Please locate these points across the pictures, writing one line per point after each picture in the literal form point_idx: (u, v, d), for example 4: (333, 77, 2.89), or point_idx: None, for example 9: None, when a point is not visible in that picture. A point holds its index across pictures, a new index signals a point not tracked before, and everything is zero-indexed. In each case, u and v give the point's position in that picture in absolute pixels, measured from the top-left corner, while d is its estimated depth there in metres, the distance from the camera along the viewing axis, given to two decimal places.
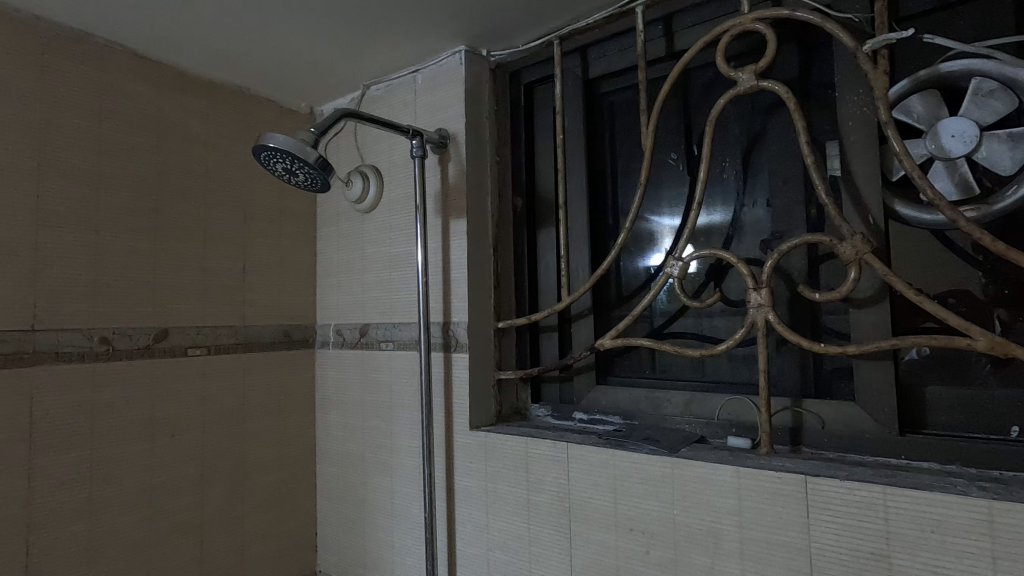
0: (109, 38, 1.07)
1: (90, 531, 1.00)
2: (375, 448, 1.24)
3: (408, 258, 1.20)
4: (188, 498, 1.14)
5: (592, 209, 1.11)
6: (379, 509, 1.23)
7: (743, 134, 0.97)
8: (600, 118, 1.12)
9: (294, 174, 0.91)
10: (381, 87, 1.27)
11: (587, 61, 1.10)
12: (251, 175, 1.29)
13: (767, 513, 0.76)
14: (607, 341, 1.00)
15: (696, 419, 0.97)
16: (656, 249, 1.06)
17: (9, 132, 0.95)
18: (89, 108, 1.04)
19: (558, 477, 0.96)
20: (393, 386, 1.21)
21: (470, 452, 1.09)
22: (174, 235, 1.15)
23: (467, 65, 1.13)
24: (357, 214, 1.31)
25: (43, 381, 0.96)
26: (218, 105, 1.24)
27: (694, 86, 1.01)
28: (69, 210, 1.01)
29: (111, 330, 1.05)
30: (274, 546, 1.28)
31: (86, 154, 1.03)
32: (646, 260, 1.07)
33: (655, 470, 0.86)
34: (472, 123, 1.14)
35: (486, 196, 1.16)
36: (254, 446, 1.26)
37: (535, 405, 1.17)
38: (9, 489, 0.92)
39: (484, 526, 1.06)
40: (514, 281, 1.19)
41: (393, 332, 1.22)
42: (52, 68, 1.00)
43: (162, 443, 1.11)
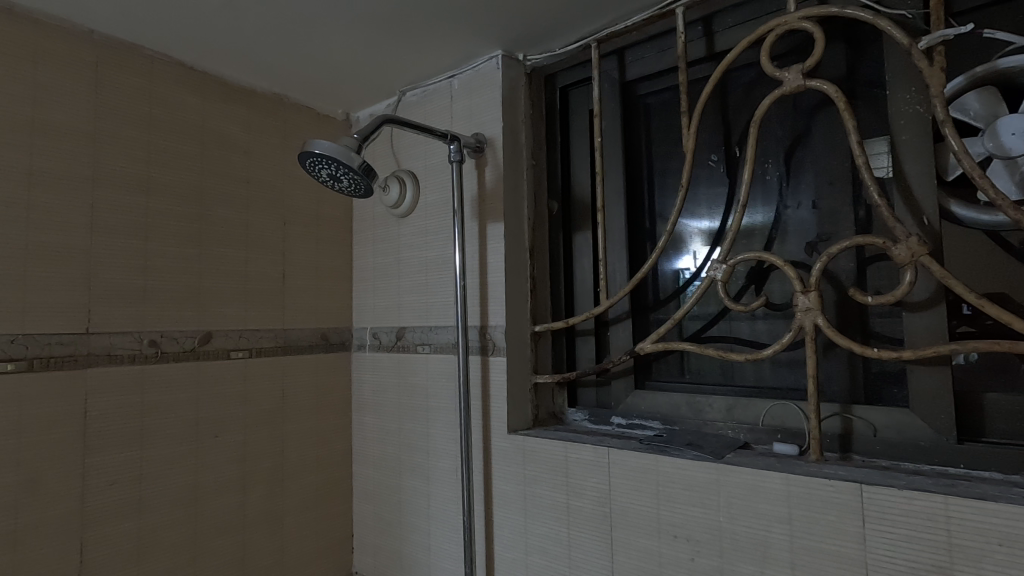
0: (157, 50, 1.10)
1: (139, 529, 1.03)
2: (411, 451, 1.25)
3: (445, 262, 1.21)
4: (231, 498, 1.16)
5: (630, 212, 1.10)
6: (415, 511, 1.24)
7: (786, 134, 0.95)
8: (637, 120, 1.11)
9: (338, 179, 0.93)
10: (417, 93, 1.29)
11: (624, 64, 1.09)
12: (290, 181, 1.31)
13: (820, 522, 0.74)
14: (648, 345, 1.00)
15: (740, 425, 0.95)
16: (684, 253, 1.05)
17: (66, 142, 0.98)
18: (140, 118, 1.08)
19: (599, 482, 0.95)
20: (430, 389, 1.22)
21: (508, 456, 1.09)
22: (218, 240, 1.18)
23: (504, 69, 1.14)
24: (393, 218, 1.32)
25: (96, 382, 0.99)
26: (259, 113, 1.26)
27: (735, 86, 1.00)
28: (121, 217, 1.04)
29: (159, 333, 1.08)
30: (312, 547, 1.30)
31: (136, 162, 1.07)
32: (674, 263, 1.07)
33: (700, 476, 0.84)
34: (509, 127, 1.14)
35: (522, 199, 1.16)
36: (293, 447, 1.28)
37: (572, 409, 1.17)
38: (65, 487, 0.95)
39: (523, 531, 1.06)
40: (550, 285, 1.19)
41: (429, 335, 1.23)
42: (105, 80, 1.04)
43: (207, 443, 1.13)
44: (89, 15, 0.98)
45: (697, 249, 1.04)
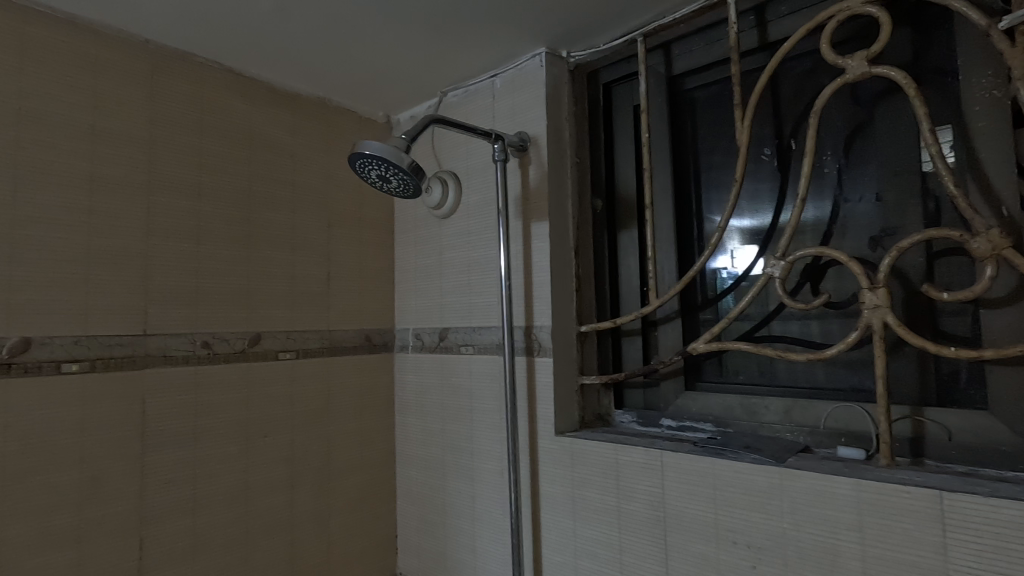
0: (208, 58, 1.13)
1: (193, 527, 1.05)
2: (456, 452, 1.24)
3: (488, 262, 1.20)
4: (279, 497, 1.18)
5: (678, 210, 1.08)
6: (460, 513, 1.23)
7: (845, 125, 0.91)
8: (684, 115, 1.09)
9: (387, 180, 0.93)
10: (459, 93, 1.28)
11: (670, 58, 1.07)
12: (333, 184, 1.33)
13: (895, 530, 0.70)
14: (701, 345, 0.96)
15: (799, 428, 0.91)
16: (722, 250, 1.03)
17: (123, 149, 1.01)
18: (192, 124, 1.10)
19: (651, 485, 0.93)
20: (473, 390, 1.21)
21: (555, 458, 1.07)
22: (266, 243, 1.19)
23: (548, 67, 1.13)
24: (436, 219, 1.32)
25: (153, 383, 1.02)
26: (304, 117, 1.28)
27: (789, 77, 0.96)
28: (175, 221, 1.06)
29: (211, 334, 1.10)
30: (357, 547, 1.31)
31: (189, 168, 1.09)
32: (711, 262, 1.05)
33: (761, 480, 0.81)
34: (553, 125, 1.13)
35: (566, 198, 1.14)
36: (339, 447, 1.29)
37: (619, 411, 1.14)
38: (124, 485, 0.98)
39: (571, 534, 1.04)
40: (595, 285, 1.17)
41: (472, 336, 1.22)
42: (160, 87, 1.06)
43: (256, 444, 1.15)
44: (144, 24, 1.00)
45: (735, 246, 1.01)
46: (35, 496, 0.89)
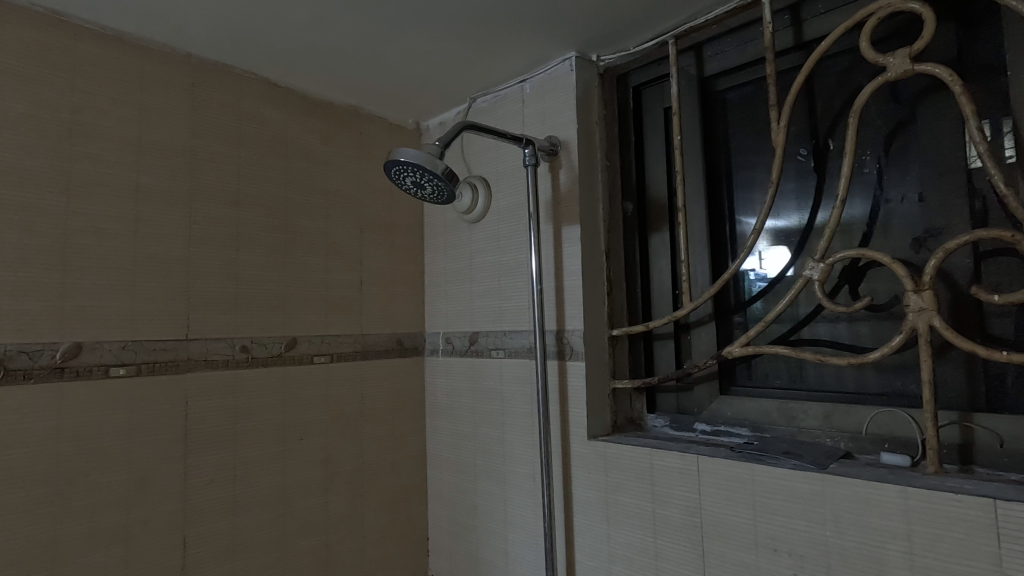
0: (245, 69, 1.16)
1: (233, 528, 1.08)
2: (487, 456, 1.25)
3: (519, 266, 1.20)
4: (315, 499, 1.20)
5: (711, 212, 1.07)
6: (493, 517, 1.23)
7: (885, 124, 0.90)
8: (716, 116, 1.08)
9: (421, 186, 0.94)
10: (488, 99, 1.29)
11: (702, 59, 1.06)
12: (365, 190, 1.35)
13: (945, 540, 0.68)
14: (736, 349, 0.95)
15: (840, 433, 0.89)
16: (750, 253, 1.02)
17: (166, 159, 1.04)
18: (231, 134, 1.13)
19: (687, 490, 0.92)
20: (505, 394, 1.21)
21: (588, 462, 1.07)
22: (301, 249, 1.22)
23: (578, 71, 1.13)
24: (465, 224, 1.33)
25: (194, 387, 1.04)
26: (337, 125, 1.30)
27: (826, 76, 0.95)
28: (215, 229, 1.09)
29: (249, 339, 1.12)
30: (390, 549, 1.32)
31: (228, 176, 1.12)
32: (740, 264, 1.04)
33: (803, 487, 0.80)
34: (583, 129, 1.13)
35: (597, 201, 1.14)
36: (372, 450, 1.31)
37: (651, 415, 1.13)
38: (168, 486, 1.00)
39: (605, 539, 1.03)
40: (626, 288, 1.17)
41: (503, 340, 1.23)
42: (200, 99, 1.09)
43: (293, 446, 1.17)
44: (186, 38, 1.03)
45: (763, 247, 1.01)
46: (86, 496, 0.92)
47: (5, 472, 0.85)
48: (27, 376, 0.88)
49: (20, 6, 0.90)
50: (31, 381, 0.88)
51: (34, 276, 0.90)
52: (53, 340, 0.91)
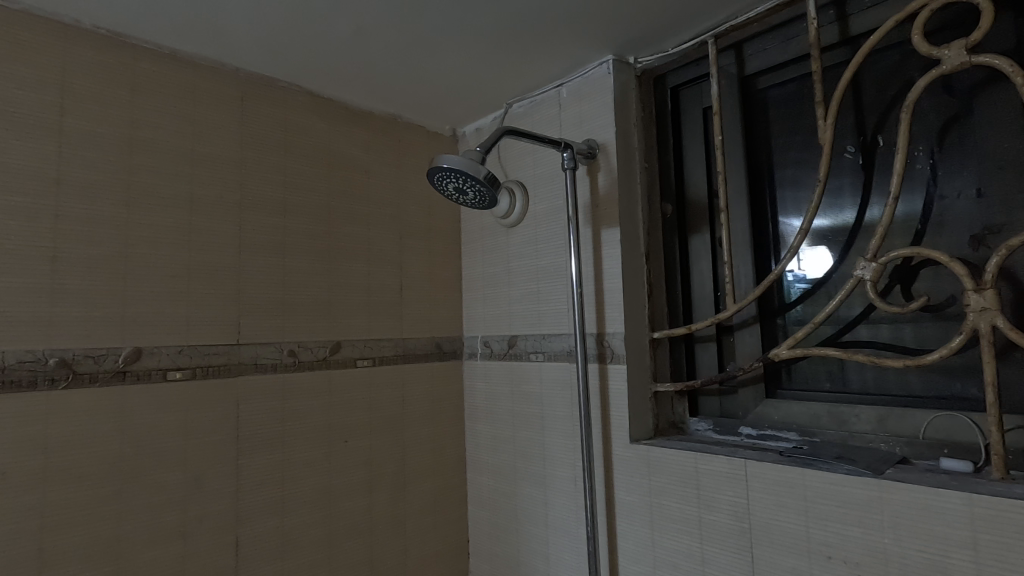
0: (290, 82, 1.19)
1: (283, 527, 1.11)
2: (527, 459, 1.25)
3: (557, 270, 1.21)
4: (360, 500, 1.22)
5: (754, 213, 1.05)
6: (533, 520, 1.23)
7: (939, 118, 0.87)
8: (758, 114, 1.06)
9: (463, 192, 0.96)
10: (525, 104, 1.30)
11: (742, 58, 1.05)
12: (404, 196, 1.37)
13: (1014, 550, 0.65)
14: (784, 351, 0.92)
15: (895, 438, 0.87)
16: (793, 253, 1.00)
17: (218, 170, 1.08)
18: (277, 145, 1.17)
19: (734, 495, 0.91)
20: (544, 397, 1.22)
21: (631, 466, 1.06)
22: (344, 255, 1.25)
23: (616, 74, 1.13)
24: (503, 228, 1.34)
25: (246, 390, 1.08)
26: (377, 134, 1.33)
27: (875, 71, 0.92)
28: (263, 237, 1.13)
29: (296, 343, 1.16)
30: (432, 551, 1.34)
31: (275, 186, 1.16)
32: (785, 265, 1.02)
33: (858, 493, 0.78)
34: (622, 131, 1.13)
35: (637, 204, 1.14)
36: (413, 452, 1.32)
37: (694, 419, 1.12)
38: (222, 486, 1.04)
39: (650, 544, 1.03)
40: (667, 291, 1.16)
41: (542, 343, 1.23)
42: (248, 112, 1.13)
43: (338, 448, 1.20)
44: (235, 54, 1.08)
45: (804, 248, 0.99)
46: (146, 494, 0.96)
47: (74, 470, 0.90)
48: (93, 380, 0.92)
49: (85, 29, 0.96)
50: (96, 384, 0.93)
51: (99, 285, 0.94)
52: (115, 345, 0.95)
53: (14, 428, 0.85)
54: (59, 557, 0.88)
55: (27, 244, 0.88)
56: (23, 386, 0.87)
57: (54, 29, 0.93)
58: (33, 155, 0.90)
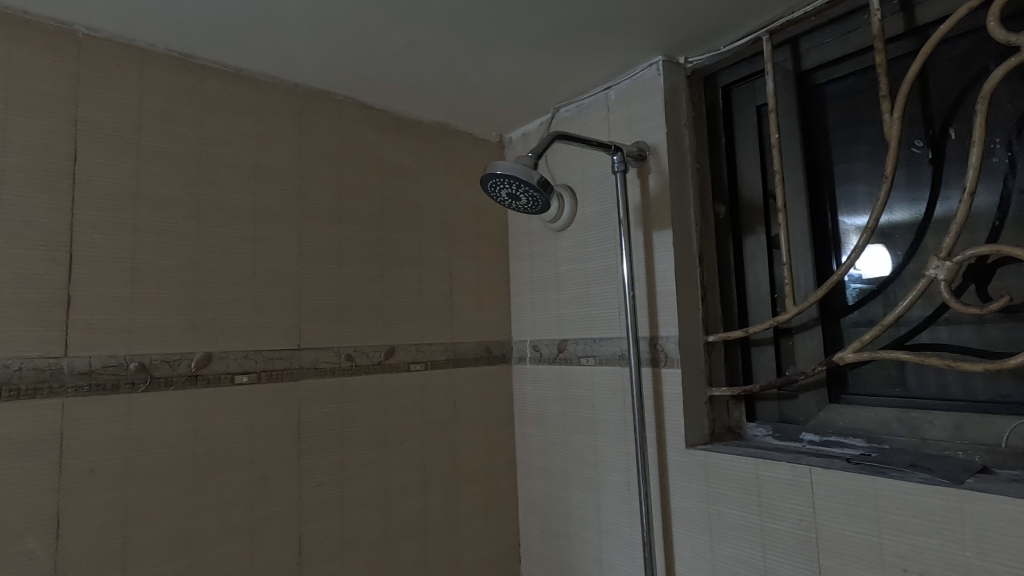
0: (345, 95, 1.23)
1: (342, 526, 1.14)
2: (579, 463, 1.25)
3: (608, 273, 1.20)
4: (414, 501, 1.24)
5: (813, 212, 1.02)
6: (586, 525, 1.23)
7: (1017, 108, 0.82)
8: (816, 110, 1.03)
9: (516, 197, 0.97)
10: (572, 108, 1.31)
11: (799, 53, 1.02)
12: (453, 202, 1.39)
13: None
14: (850, 355, 0.89)
15: (974, 446, 0.82)
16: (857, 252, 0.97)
17: (279, 182, 1.13)
18: (333, 156, 1.21)
19: (798, 503, 0.88)
20: (596, 401, 1.21)
21: (687, 471, 1.05)
22: (396, 261, 1.28)
23: (666, 75, 1.12)
24: (551, 233, 1.35)
25: (307, 393, 1.12)
26: (427, 142, 1.36)
27: (944, 61, 0.88)
28: (321, 245, 1.17)
29: (353, 347, 1.19)
30: (485, 553, 1.35)
31: (331, 196, 1.20)
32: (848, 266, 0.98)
33: (936, 503, 0.74)
34: (672, 133, 1.12)
35: (689, 205, 1.12)
36: (465, 455, 1.34)
37: (751, 424, 1.09)
38: (285, 485, 1.08)
39: (708, 551, 1.01)
40: (721, 293, 1.13)
41: (593, 347, 1.23)
42: (307, 125, 1.18)
43: (394, 451, 1.22)
44: (294, 70, 1.12)
45: (869, 247, 0.95)
46: (216, 493, 1.00)
47: (152, 468, 0.95)
48: (168, 383, 0.98)
49: (159, 53, 1.02)
50: (172, 387, 0.98)
51: (173, 293, 0.99)
52: (188, 350, 1.00)
53: (100, 428, 0.91)
54: (139, 551, 0.93)
55: (110, 255, 0.94)
56: (108, 388, 0.92)
57: (133, 54, 0.99)
58: (115, 172, 0.96)
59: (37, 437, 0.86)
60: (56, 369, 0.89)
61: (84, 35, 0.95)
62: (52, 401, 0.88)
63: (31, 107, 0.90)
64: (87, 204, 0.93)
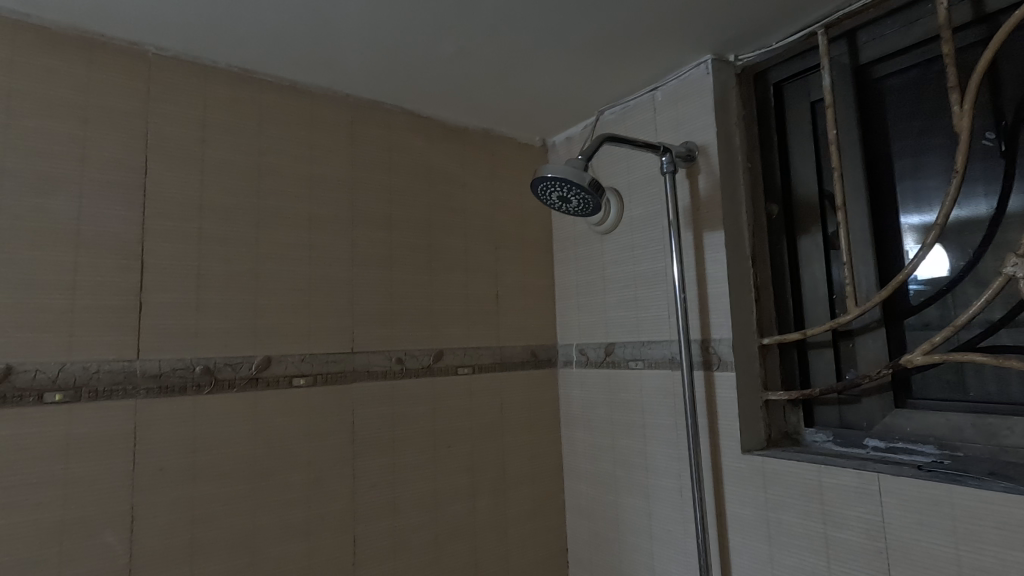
0: (393, 104, 1.26)
1: (395, 527, 1.16)
2: (629, 468, 1.23)
3: (656, 275, 1.19)
4: (463, 504, 1.25)
5: (874, 209, 0.98)
6: (637, 531, 1.21)
7: None
8: (875, 105, 0.99)
9: (567, 200, 0.97)
10: (617, 110, 1.30)
11: (856, 47, 0.99)
12: (498, 207, 1.40)
13: None
14: (918, 358, 0.85)
15: None
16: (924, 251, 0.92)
17: (332, 190, 1.16)
18: (383, 163, 1.23)
19: (866, 511, 0.85)
20: (646, 405, 1.20)
21: (745, 478, 1.02)
22: (444, 266, 1.29)
23: (715, 73, 1.10)
24: (597, 235, 1.34)
25: (359, 396, 1.14)
26: (472, 148, 1.38)
27: (1018, 49, 0.84)
28: (372, 251, 1.20)
29: (403, 351, 1.21)
30: (533, 558, 1.35)
31: (381, 202, 1.22)
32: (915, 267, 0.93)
33: (1019, 513, 0.70)
34: (723, 132, 1.10)
35: (740, 205, 1.10)
36: (512, 458, 1.34)
37: (809, 430, 1.06)
38: (340, 486, 1.10)
39: (767, 560, 0.98)
40: (775, 295, 1.11)
41: (642, 350, 1.21)
42: (357, 134, 1.21)
43: (443, 453, 1.24)
44: (346, 81, 1.15)
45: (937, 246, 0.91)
46: (277, 492, 1.03)
47: (217, 468, 0.99)
48: (232, 385, 1.01)
49: (221, 69, 1.06)
50: (235, 390, 1.02)
51: (235, 299, 1.03)
52: (249, 354, 1.04)
53: (170, 428, 0.95)
54: (206, 548, 0.96)
55: (177, 263, 0.99)
56: (176, 390, 0.97)
57: (197, 71, 1.04)
58: (181, 183, 1.00)
59: (113, 437, 0.91)
60: (130, 372, 0.93)
61: (153, 54, 1.00)
62: (127, 402, 0.92)
63: (106, 124, 0.95)
64: (157, 215, 0.98)
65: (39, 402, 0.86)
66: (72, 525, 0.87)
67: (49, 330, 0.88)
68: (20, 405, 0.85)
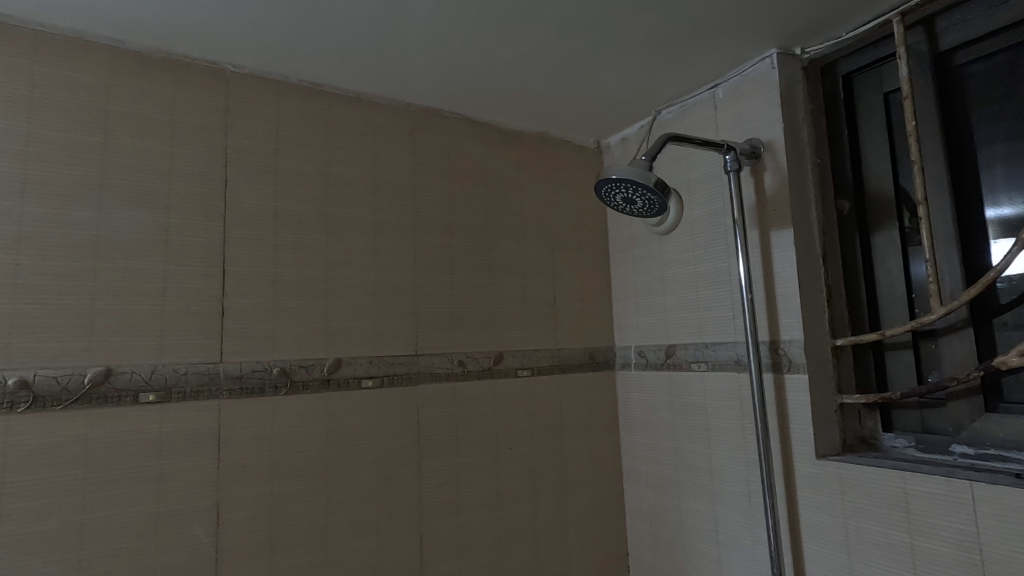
0: (452, 111, 1.28)
1: (459, 527, 1.17)
2: (693, 472, 1.21)
3: (720, 276, 1.16)
4: (524, 506, 1.26)
5: (958, 203, 0.93)
6: (702, 537, 1.19)
7: None
8: (957, 94, 0.94)
9: (631, 201, 0.97)
10: (675, 109, 1.29)
11: (935, 34, 0.95)
12: (553, 210, 1.40)
13: None
14: (1014, 359, 0.80)
15: None
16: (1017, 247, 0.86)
17: (395, 197, 1.19)
18: (443, 170, 1.26)
19: (957, 521, 0.81)
20: (710, 408, 1.17)
21: (820, 484, 0.99)
22: (502, 269, 1.31)
23: (781, 67, 1.07)
24: (656, 236, 1.33)
25: (424, 397, 1.17)
26: (528, 152, 1.39)
27: None
28: (433, 255, 1.22)
29: (464, 354, 1.23)
30: (594, 562, 1.34)
31: (442, 208, 1.25)
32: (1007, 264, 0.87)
33: None
34: (790, 128, 1.07)
35: (809, 202, 1.07)
36: (572, 461, 1.34)
37: (888, 435, 1.01)
38: (406, 485, 1.13)
39: (846, 570, 0.94)
40: (847, 294, 1.07)
41: (705, 352, 1.19)
42: (418, 142, 1.24)
43: (505, 455, 1.25)
44: (408, 90, 1.19)
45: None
46: (348, 490, 1.07)
47: (293, 466, 1.03)
48: (305, 386, 1.06)
49: (292, 83, 1.11)
50: (308, 391, 1.06)
51: (307, 304, 1.08)
52: (321, 357, 1.08)
53: (251, 427, 1.00)
54: (284, 542, 1.01)
55: (255, 270, 1.04)
56: (256, 391, 1.01)
57: (270, 86, 1.09)
58: (257, 194, 1.05)
59: (200, 434, 0.96)
60: (214, 373, 0.98)
61: (231, 73, 1.06)
62: (212, 402, 0.98)
63: (191, 140, 1.01)
64: (236, 225, 1.03)
65: (135, 401, 0.92)
66: (165, 517, 0.92)
67: (143, 334, 0.94)
68: (119, 404, 0.91)
